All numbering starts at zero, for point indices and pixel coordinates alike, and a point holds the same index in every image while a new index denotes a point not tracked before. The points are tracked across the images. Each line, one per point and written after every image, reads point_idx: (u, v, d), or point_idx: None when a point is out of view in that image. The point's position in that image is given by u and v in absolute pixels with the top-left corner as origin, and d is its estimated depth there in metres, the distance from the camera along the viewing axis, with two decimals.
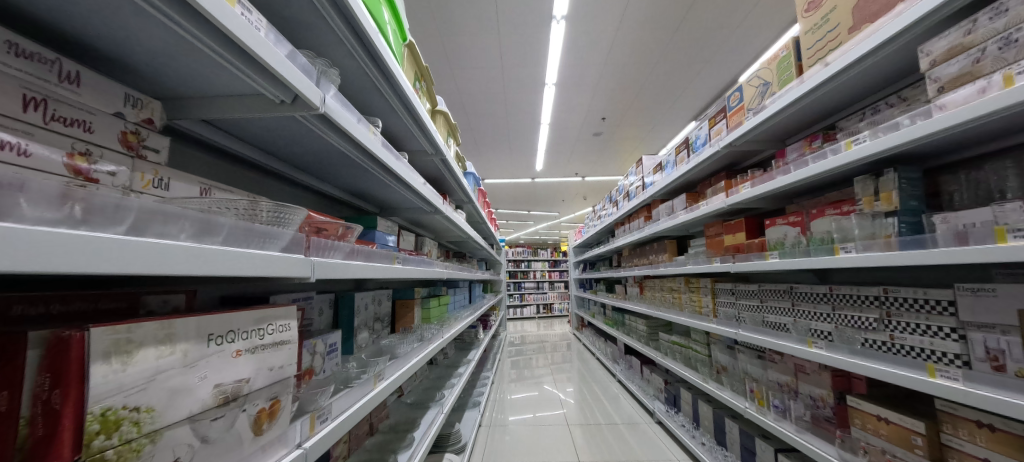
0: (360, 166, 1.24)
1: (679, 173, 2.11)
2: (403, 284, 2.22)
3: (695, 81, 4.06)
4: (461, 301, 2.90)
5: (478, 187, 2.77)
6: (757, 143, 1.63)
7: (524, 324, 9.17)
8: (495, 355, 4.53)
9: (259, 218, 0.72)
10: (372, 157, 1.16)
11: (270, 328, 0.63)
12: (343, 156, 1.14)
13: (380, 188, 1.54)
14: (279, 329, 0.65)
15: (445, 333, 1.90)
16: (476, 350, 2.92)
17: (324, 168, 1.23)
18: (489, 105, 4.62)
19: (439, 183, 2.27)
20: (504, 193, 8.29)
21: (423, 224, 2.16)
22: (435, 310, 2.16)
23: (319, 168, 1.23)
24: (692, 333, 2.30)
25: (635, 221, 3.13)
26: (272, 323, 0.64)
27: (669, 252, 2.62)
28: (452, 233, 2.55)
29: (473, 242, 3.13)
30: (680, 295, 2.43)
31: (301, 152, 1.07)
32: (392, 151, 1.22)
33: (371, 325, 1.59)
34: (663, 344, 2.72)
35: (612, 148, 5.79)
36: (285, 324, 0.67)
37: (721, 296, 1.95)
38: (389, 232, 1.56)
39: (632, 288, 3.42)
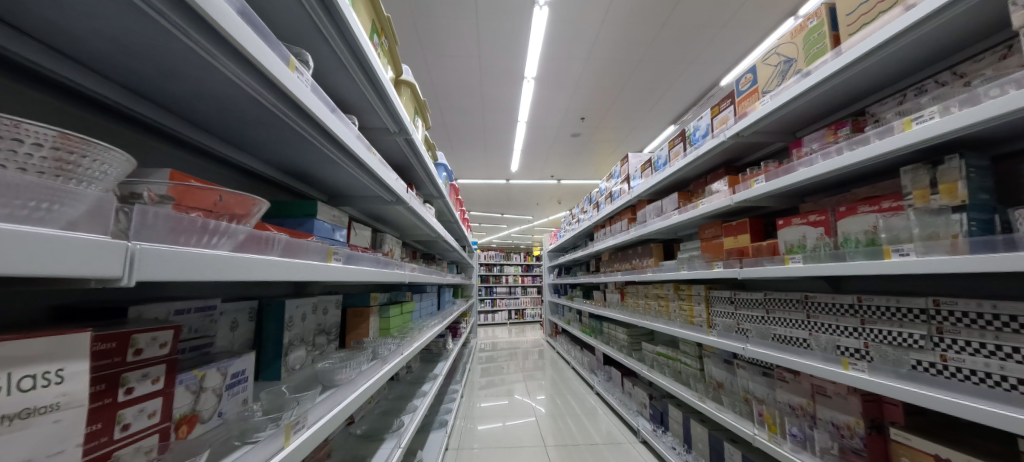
0: (283, 126, 0.88)
1: (672, 170, 1.91)
2: (357, 287, 1.74)
3: (676, 82, 4.02)
4: (428, 308, 2.51)
5: (450, 182, 2.44)
6: (766, 134, 1.47)
7: (496, 330, 8.82)
8: (464, 366, 4.15)
9: (68, 174, 0.37)
10: (298, 111, 0.81)
11: (12, 383, 0.31)
12: (252, 107, 0.78)
13: (321, 166, 1.18)
14: (39, 383, 0.33)
15: (412, 346, 1.46)
16: (444, 361, 2.52)
17: (228, 124, 0.86)
18: (464, 98, 4.29)
19: (403, 170, 1.91)
20: (477, 194, 7.93)
21: (382, 218, 1.79)
22: (398, 318, 1.70)
23: (221, 123, 0.86)
24: (681, 345, 2.09)
25: (618, 223, 2.93)
26: (17, 375, 0.31)
27: (655, 257, 2.42)
28: (418, 230, 2.19)
29: (442, 242, 2.77)
30: (667, 304, 2.22)
31: (178, 87, 0.69)
32: (331, 107, 0.86)
33: (310, 340, 1.09)
34: (647, 355, 2.51)
35: (589, 150, 5.68)
36: (58, 374, 0.35)
37: (718, 305, 1.76)
38: (337, 226, 1.12)
39: (612, 295, 3.21)
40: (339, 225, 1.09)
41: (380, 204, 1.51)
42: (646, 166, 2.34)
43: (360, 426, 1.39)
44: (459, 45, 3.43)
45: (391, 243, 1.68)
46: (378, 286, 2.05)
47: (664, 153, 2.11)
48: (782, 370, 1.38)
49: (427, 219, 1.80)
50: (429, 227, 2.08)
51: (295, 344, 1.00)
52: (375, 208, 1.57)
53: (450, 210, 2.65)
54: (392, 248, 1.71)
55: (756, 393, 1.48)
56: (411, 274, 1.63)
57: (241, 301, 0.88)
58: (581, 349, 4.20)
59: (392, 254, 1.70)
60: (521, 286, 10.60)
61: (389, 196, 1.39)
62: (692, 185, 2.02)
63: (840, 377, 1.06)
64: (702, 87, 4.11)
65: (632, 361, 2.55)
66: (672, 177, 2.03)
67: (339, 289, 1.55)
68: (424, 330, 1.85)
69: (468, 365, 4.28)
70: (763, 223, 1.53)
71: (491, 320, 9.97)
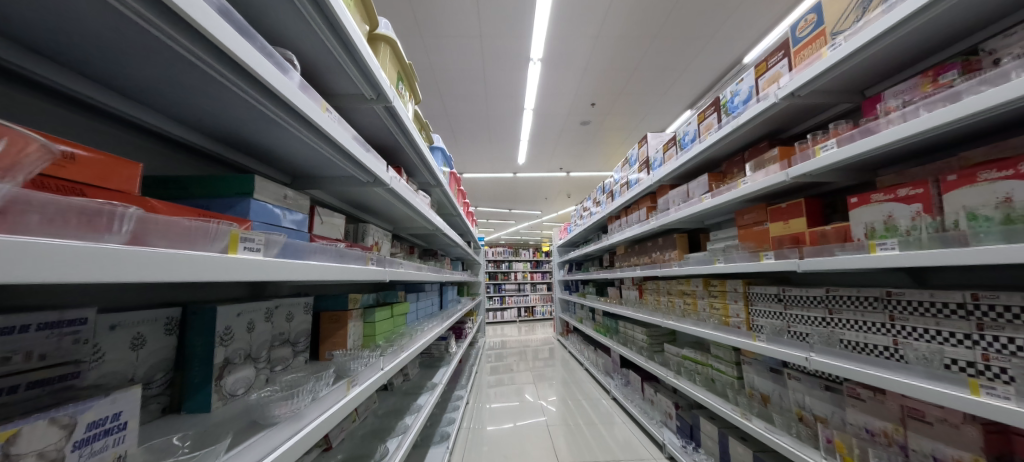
0: (189, 66, 0.59)
1: (703, 146, 1.62)
2: (337, 287, 1.50)
3: (695, 61, 3.69)
4: (427, 308, 2.27)
5: (448, 169, 2.20)
6: (827, 93, 1.18)
7: (505, 329, 8.58)
8: (471, 368, 3.91)
9: None
10: (195, 34, 0.52)
11: None
12: (119, 25, 0.49)
13: (279, 144, 0.94)
14: None
15: (399, 358, 1.20)
16: (446, 367, 2.28)
17: (105, 62, 0.58)
18: (465, 84, 4.02)
19: (392, 153, 1.66)
20: (483, 189, 7.68)
21: (369, 209, 1.56)
22: (386, 322, 1.45)
23: (94, 61, 0.58)
24: (712, 349, 1.81)
25: (636, 213, 2.64)
26: None
27: (679, 250, 2.13)
28: (413, 222, 1.94)
29: (442, 236, 2.53)
30: (696, 303, 1.93)
31: None
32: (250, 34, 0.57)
33: (258, 356, 0.86)
34: (671, 359, 2.22)
35: (600, 139, 5.37)
36: None
37: (760, 304, 1.48)
38: (294, 211, 0.87)
39: (629, 292, 2.92)
40: (293, 210, 0.86)
41: (363, 193, 1.28)
42: (668, 146, 2.04)
43: (338, 455, 1.15)
44: (459, 26, 3.16)
45: (376, 235, 1.43)
46: (365, 284, 1.81)
47: (692, 128, 1.81)
48: (853, 386, 1.09)
49: (421, 209, 1.57)
50: (426, 219, 1.86)
51: (234, 363, 0.78)
52: (356, 197, 1.34)
53: (449, 200, 2.41)
54: (378, 242, 1.46)
55: (817, 412, 1.20)
56: (403, 271, 1.39)
57: (142, 312, 0.65)
58: (593, 349, 3.91)
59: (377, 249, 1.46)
60: (530, 283, 10.34)
61: (369, 179, 1.14)
62: (723, 164, 1.72)
63: (952, 402, 0.78)
64: (723, 66, 3.77)
65: (654, 364, 2.27)
66: (701, 157, 1.73)
67: (311, 290, 1.31)
68: (419, 335, 1.61)
69: (474, 366, 4.05)
70: (822, 204, 1.24)
71: (500, 318, 9.76)
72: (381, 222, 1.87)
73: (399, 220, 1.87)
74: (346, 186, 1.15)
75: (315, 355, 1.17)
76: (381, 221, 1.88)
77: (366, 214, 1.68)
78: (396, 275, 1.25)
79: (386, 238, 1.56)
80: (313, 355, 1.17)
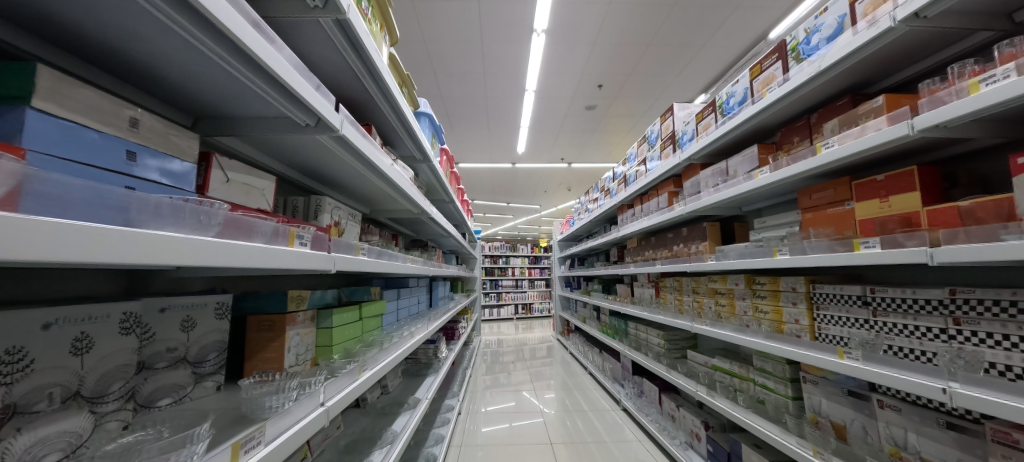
0: None
1: (760, 106, 1.26)
2: (285, 282, 1.14)
3: (716, 37, 3.34)
4: (412, 308, 1.90)
5: (437, 141, 1.84)
6: (966, 18, 0.83)
7: (501, 327, 8.27)
8: (465, 371, 3.58)
9: None
10: None
11: None
12: None
13: (144, 50, 0.56)
14: None
15: (357, 381, 0.85)
16: (433, 376, 1.94)
17: None
18: (461, 61, 3.63)
19: (361, 108, 1.29)
20: (481, 180, 7.30)
21: (328, 179, 1.19)
22: (347, 328, 1.09)
23: None
24: (756, 360, 1.49)
25: (655, 199, 2.28)
26: None
27: (710, 241, 1.79)
28: (392, 202, 1.59)
29: (431, 224, 2.17)
30: (734, 305, 1.60)
31: None
32: None
33: (80, 397, 0.49)
34: (697, 370, 1.88)
35: (605, 126, 5.02)
36: None
37: (833, 308, 1.15)
38: (154, 155, 0.51)
39: (644, 290, 2.56)
40: (152, 151, 0.51)
41: (312, 150, 0.90)
42: (703, 113, 1.66)
43: None
44: None
45: (338, 213, 1.08)
46: (332, 277, 1.46)
47: (742, 88, 1.44)
48: (997, 425, 0.77)
49: (400, 182, 1.21)
50: (407, 198, 1.50)
51: (35, 412, 0.44)
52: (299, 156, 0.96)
53: (439, 181, 2.05)
54: (342, 224, 1.10)
55: (930, 456, 0.88)
56: (374, 261, 1.04)
57: None
58: (597, 351, 3.59)
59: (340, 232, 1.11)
60: (528, 279, 10.04)
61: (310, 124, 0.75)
62: (778, 133, 1.38)
63: None
64: (746, 42, 3.42)
65: (676, 373, 1.95)
66: (751, 125, 1.38)
67: (239, 286, 0.95)
68: (397, 343, 1.27)
69: (470, 367, 3.72)
70: (939, 174, 0.92)
71: (497, 315, 9.46)
72: (349, 199, 1.50)
73: (373, 198, 1.50)
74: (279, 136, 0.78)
75: (238, 375, 0.83)
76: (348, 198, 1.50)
77: (326, 186, 1.30)
78: (360, 266, 0.90)
79: (355, 220, 1.21)
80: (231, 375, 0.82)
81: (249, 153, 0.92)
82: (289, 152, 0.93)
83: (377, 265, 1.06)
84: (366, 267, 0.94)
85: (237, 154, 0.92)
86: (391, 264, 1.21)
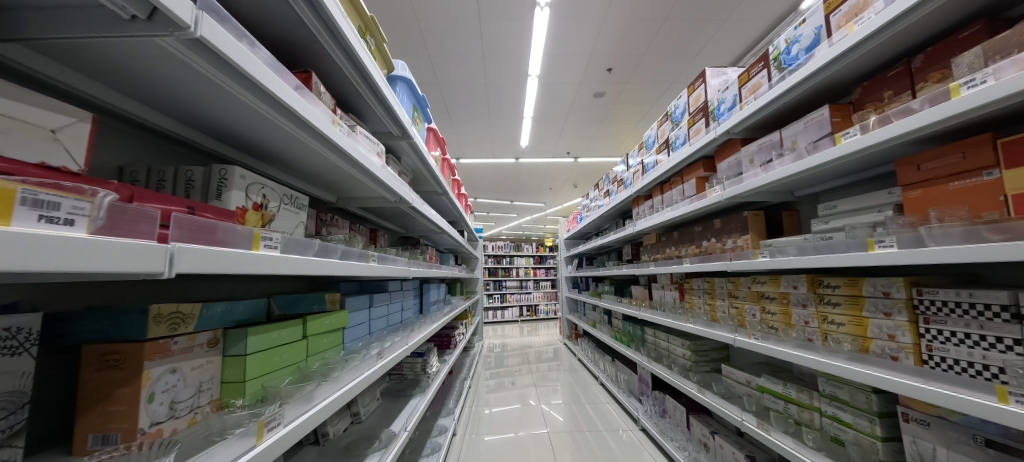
0: None
1: (841, 47, 0.92)
2: (192, 289, 0.83)
3: (740, 9, 2.98)
4: (393, 316, 1.58)
5: (418, 115, 1.52)
6: None
7: (505, 329, 7.95)
8: (462, 379, 3.27)
9: None
10: None
11: None
12: None
13: None
14: None
15: (254, 447, 0.53)
16: (418, 398, 1.63)
17: None
18: (458, 42, 3.31)
19: (305, 60, 0.98)
20: (483, 176, 6.97)
21: (256, 147, 0.88)
22: (275, 353, 0.79)
23: None
24: (820, 384, 1.16)
25: (679, 187, 1.94)
26: None
27: (753, 234, 1.46)
28: (361, 186, 1.27)
29: (419, 217, 1.86)
30: (788, 315, 1.26)
31: None
32: None
33: None
34: (737, 390, 1.54)
35: (614, 116, 4.68)
36: None
37: (952, 322, 0.82)
38: None
39: (665, 293, 2.22)
40: None
41: (193, 87, 0.59)
42: (749, 72, 1.32)
43: None
44: None
45: (264, 194, 0.78)
46: (278, 279, 1.15)
47: (810, 29, 1.09)
48: None
49: (354, 153, 0.90)
50: (376, 179, 1.19)
51: None
52: (185, 102, 0.65)
53: (425, 165, 1.73)
54: (272, 211, 0.81)
55: None
56: (305, 260, 0.73)
57: None
58: (608, 359, 3.25)
59: (269, 220, 0.81)
60: (533, 280, 9.71)
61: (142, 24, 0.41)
62: (856, 90, 1.04)
63: None
64: (775, 14, 3.04)
65: (709, 394, 1.60)
66: (825, 78, 1.04)
67: (94, 298, 0.63)
68: (365, 366, 0.96)
69: (469, 375, 3.41)
70: None
71: (502, 316, 9.12)
72: (302, 182, 1.19)
73: (333, 179, 1.19)
74: (108, 46, 0.47)
75: (46, 446, 0.52)
76: (301, 180, 1.19)
77: (260, 161, 0.99)
78: (264, 268, 0.59)
79: (299, 206, 0.92)
80: (27, 450, 0.49)
81: (102, 95, 0.61)
82: (163, 93, 0.62)
83: (312, 267, 0.76)
84: (279, 271, 0.63)
85: (82, 97, 0.60)
86: (343, 265, 0.90)
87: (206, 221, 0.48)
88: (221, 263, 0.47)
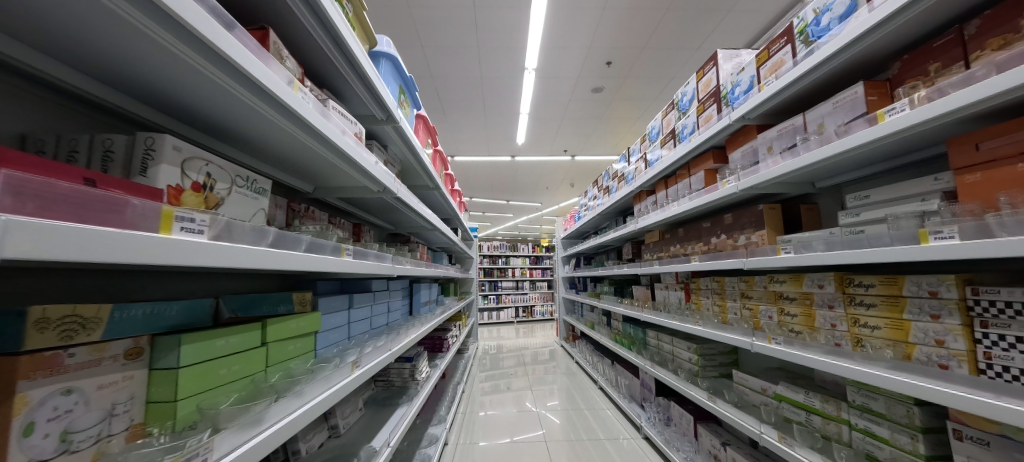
0: None
1: (883, 11, 0.80)
2: (123, 288, 0.70)
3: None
4: (378, 319, 1.44)
5: (405, 97, 1.38)
6: None
7: (501, 331, 7.81)
8: (456, 384, 3.13)
9: None
10: None
11: None
12: None
13: None
14: None
15: None
16: (405, 407, 1.49)
17: None
18: (452, 33, 3.17)
19: (267, 22, 0.84)
20: (478, 174, 6.83)
21: (202, 117, 0.74)
22: (220, 364, 0.65)
23: None
24: (850, 394, 1.05)
25: (686, 180, 1.82)
26: None
27: (769, 229, 1.34)
28: (340, 172, 1.13)
29: (408, 211, 1.71)
30: (812, 318, 1.15)
31: None
32: None
33: None
34: (752, 398, 1.42)
35: (612, 112, 4.57)
36: None
37: (1017, 326, 0.71)
38: None
39: (669, 294, 2.10)
40: None
41: (104, 28, 0.46)
42: (769, 50, 1.17)
43: None
44: None
45: (208, 173, 0.64)
46: (245, 276, 1.01)
47: None
48: None
49: (320, 126, 0.76)
50: (353, 163, 1.05)
51: None
52: (90, 48, 0.51)
53: (415, 154, 1.59)
54: (221, 194, 0.67)
55: None
56: (261, 253, 0.59)
57: None
58: (608, 362, 3.13)
59: (217, 205, 0.67)
60: (529, 280, 9.59)
61: None
62: (894, 65, 0.93)
63: None
64: (780, 5, 2.94)
65: (719, 401, 1.48)
66: (861, 52, 0.92)
67: None
68: (340, 377, 0.83)
69: (463, 379, 3.26)
70: None
71: (497, 318, 8.97)
72: (269, 165, 1.04)
73: (305, 164, 1.05)
74: None
75: None
76: (267, 163, 1.05)
77: (214, 137, 0.85)
78: (210, 255, 0.47)
79: (259, 191, 0.78)
80: None
81: None
82: (65, 35, 0.48)
83: (272, 261, 0.61)
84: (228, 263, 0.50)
85: None
86: (314, 260, 0.76)
87: (90, 192, 0.35)
88: (120, 250, 0.34)
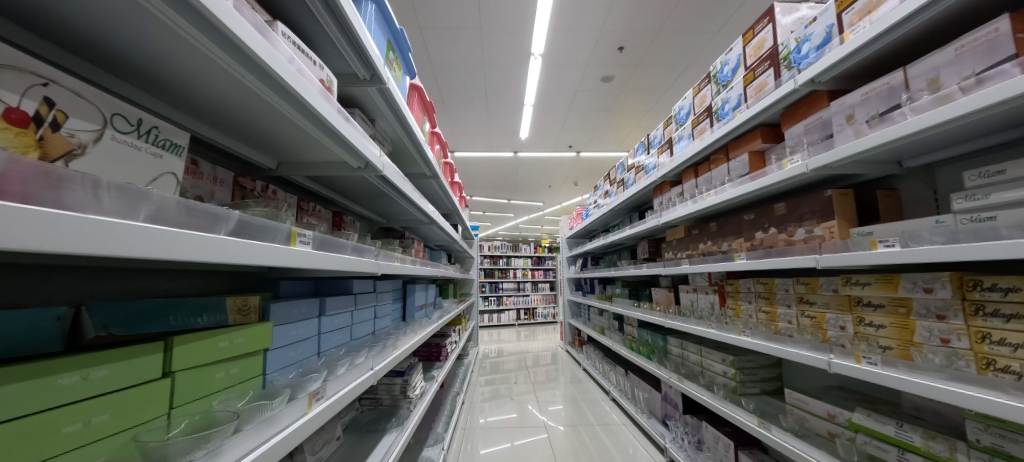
0: None
1: None
2: None
3: None
4: (363, 327, 1.19)
5: (393, 55, 1.11)
6: None
7: (502, 333, 7.56)
8: (455, 390, 2.89)
9: None
10: None
11: None
12: None
13: None
14: None
15: None
16: (394, 433, 1.23)
17: None
18: (452, 14, 2.92)
19: None
20: (479, 171, 6.58)
21: (60, 20, 0.46)
22: (67, 416, 0.36)
23: None
24: (970, 432, 0.81)
25: (722, 166, 1.57)
26: None
27: (841, 220, 1.10)
28: (307, 141, 0.87)
29: (399, 200, 1.45)
30: (913, 331, 0.89)
31: None
32: None
33: None
34: (816, 426, 1.17)
35: (621, 104, 4.34)
36: None
37: None
38: None
39: (699, 298, 1.85)
40: None
41: None
42: None
43: None
44: None
45: (47, 99, 0.36)
46: (181, 275, 0.76)
47: None
48: None
49: (249, 43, 0.49)
50: (319, 121, 0.76)
51: None
52: None
53: (407, 131, 1.33)
54: (77, 140, 0.39)
55: None
56: (109, 224, 0.29)
57: None
58: (621, 370, 2.89)
59: (74, 160, 0.39)
60: (531, 281, 9.35)
61: None
62: None
63: None
64: None
65: (770, 428, 1.22)
66: None
67: None
68: (296, 416, 0.57)
69: (463, 387, 3.01)
70: None
71: (498, 320, 8.71)
72: (204, 123, 0.77)
73: (256, 123, 0.77)
74: None
75: None
76: (206, 122, 0.77)
77: (102, 65, 0.57)
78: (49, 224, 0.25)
79: (162, 147, 0.50)
80: None
81: None
82: None
83: (138, 244, 0.32)
84: (24, 246, 0.22)
85: None
86: (251, 248, 0.48)
87: None
88: None
